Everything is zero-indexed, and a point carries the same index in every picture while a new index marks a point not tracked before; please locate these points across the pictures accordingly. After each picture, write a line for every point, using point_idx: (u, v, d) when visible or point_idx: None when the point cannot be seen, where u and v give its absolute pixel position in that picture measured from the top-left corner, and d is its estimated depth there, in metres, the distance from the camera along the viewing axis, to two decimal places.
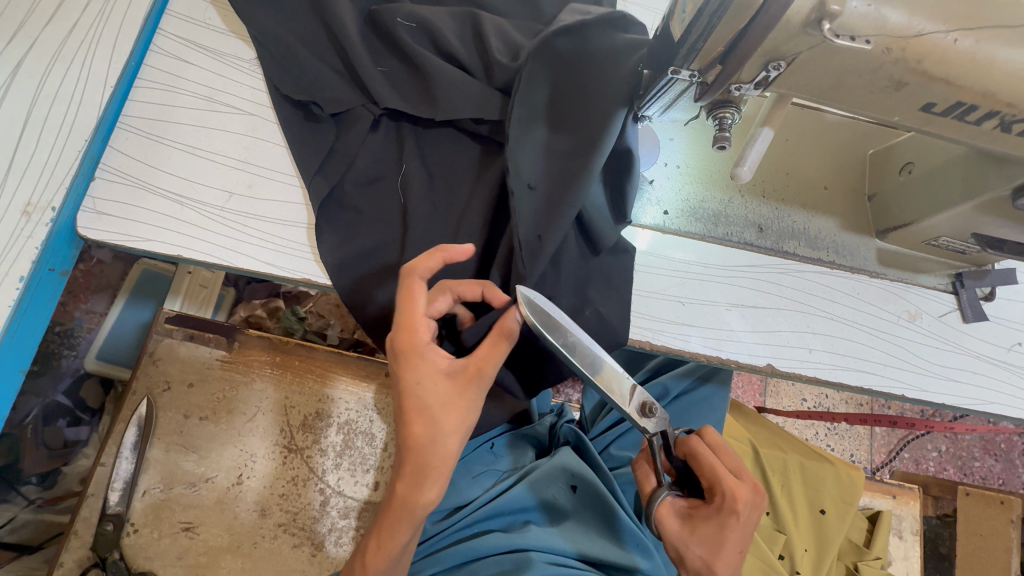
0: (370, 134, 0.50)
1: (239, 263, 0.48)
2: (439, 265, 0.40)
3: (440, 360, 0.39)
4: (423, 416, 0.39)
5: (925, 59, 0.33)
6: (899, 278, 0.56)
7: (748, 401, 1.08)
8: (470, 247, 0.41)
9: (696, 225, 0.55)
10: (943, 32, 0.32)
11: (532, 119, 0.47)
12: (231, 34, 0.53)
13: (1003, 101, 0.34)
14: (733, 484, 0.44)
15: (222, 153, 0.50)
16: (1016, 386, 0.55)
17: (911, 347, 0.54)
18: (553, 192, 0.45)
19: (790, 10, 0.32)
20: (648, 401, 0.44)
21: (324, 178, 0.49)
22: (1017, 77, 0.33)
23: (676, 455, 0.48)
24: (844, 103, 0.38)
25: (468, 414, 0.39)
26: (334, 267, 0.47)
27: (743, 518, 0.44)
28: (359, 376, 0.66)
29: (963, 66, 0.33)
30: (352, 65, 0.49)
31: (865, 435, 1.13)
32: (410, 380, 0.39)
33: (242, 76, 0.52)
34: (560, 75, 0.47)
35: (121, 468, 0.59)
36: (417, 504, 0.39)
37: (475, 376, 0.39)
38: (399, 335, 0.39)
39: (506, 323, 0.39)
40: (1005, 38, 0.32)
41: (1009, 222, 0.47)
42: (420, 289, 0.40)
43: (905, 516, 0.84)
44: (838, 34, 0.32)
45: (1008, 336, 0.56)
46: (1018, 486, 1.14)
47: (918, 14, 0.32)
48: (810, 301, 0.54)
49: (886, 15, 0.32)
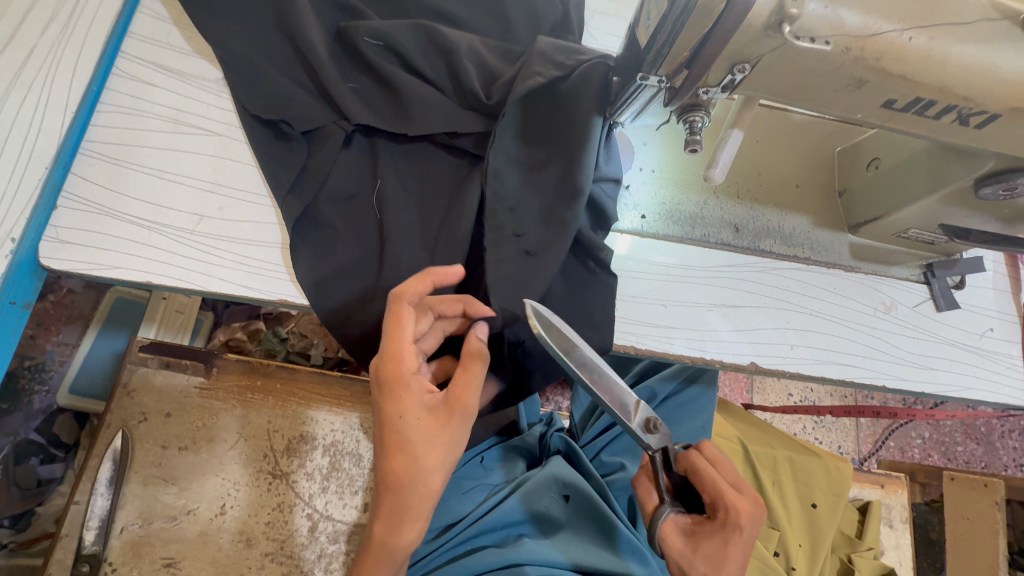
0: (343, 151, 0.49)
1: (213, 286, 0.46)
2: (428, 288, 0.41)
3: (424, 393, 0.40)
4: (406, 446, 0.39)
5: (883, 57, 0.34)
6: (873, 271, 0.57)
7: (735, 399, 1.09)
8: (460, 270, 0.42)
9: (673, 228, 0.55)
10: (897, 31, 0.33)
11: (508, 163, 0.48)
12: (196, 54, 0.52)
13: (959, 95, 0.35)
14: (735, 498, 0.44)
15: (191, 176, 0.49)
16: (991, 371, 0.56)
17: (889, 337, 0.55)
18: (540, 234, 0.47)
19: (751, 15, 0.32)
20: (651, 417, 0.44)
21: (297, 197, 0.48)
22: (970, 72, 0.34)
23: (676, 471, 0.48)
24: (809, 103, 0.38)
25: (450, 451, 0.40)
26: (312, 286, 0.46)
27: (745, 533, 0.44)
28: (343, 395, 0.65)
29: (919, 62, 0.34)
30: (321, 82, 0.49)
31: (851, 426, 1.15)
32: (394, 413, 0.39)
33: (209, 97, 0.51)
34: (528, 110, 0.48)
35: (97, 505, 0.57)
36: (395, 546, 0.40)
37: (454, 410, 0.40)
38: (383, 363, 0.40)
39: (473, 345, 0.42)
40: (953, 36, 0.33)
41: (972, 210, 0.49)
42: (409, 314, 0.41)
43: (894, 505, 0.85)
44: (798, 36, 0.33)
45: (980, 323, 0.57)
46: (1000, 468, 1.16)
47: (872, 15, 0.33)
48: (788, 297, 0.55)
49: (842, 17, 0.33)
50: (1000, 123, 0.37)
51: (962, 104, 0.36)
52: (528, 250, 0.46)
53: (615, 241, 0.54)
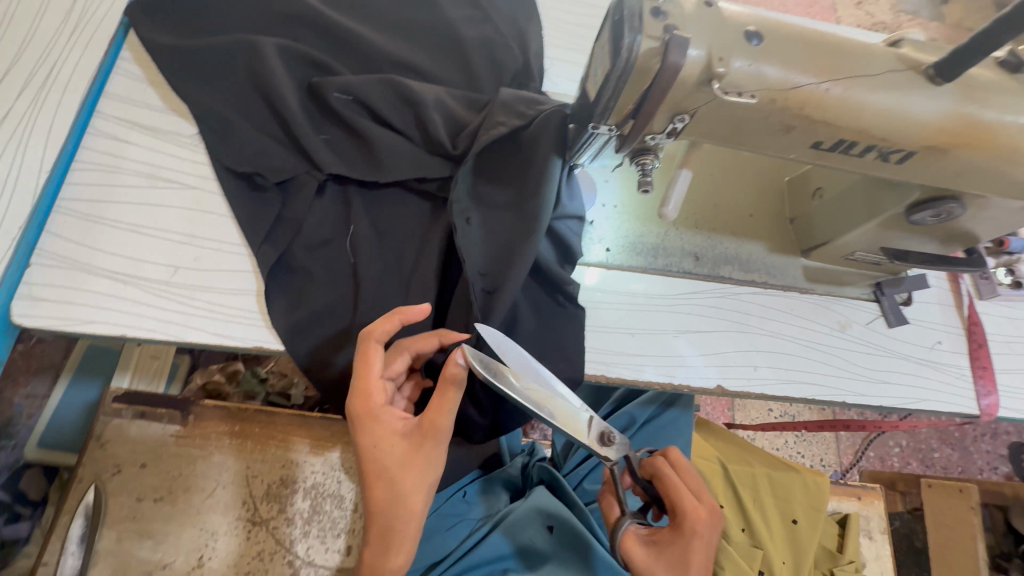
0: (316, 200, 0.51)
1: (189, 336, 0.47)
2: (397, 327, 0.43)
3: (396, 422, 0.42)
4: (384, 472, 0.41)
5: (805, 105, 0.38)
6: (827, 292, 0.60)
7: (717, 417, 1.11)
8: (426, 307, 0.43)
9: (637, 259, 0.58)
10: (815, 83, 0.37)
11: (473, 206, 0.50)
12: (171, 111, 0.54)
13: (877, 137, 0.39)
14: (694, 505, 0.46)
15: (166, 228, 0.50)
16: (943, 382, 0.59)
17: (846, 355, 0.58)
18: (502, 271, 0.48)
19: (683, 73, 0.36)
20: (607, 430, 0.46)
21: (272, 246, 0.49)
22: (883, 116, 0.38)
23: (642, 478, 0.50)
24: (747, 146, 0.42)
25: (427, 472, 0.41)
26: (288, 332, 0.47)
27: (704, 538, 0.45)
28: (324, 436, 0.64)
29: (839, 108, 0.38)
30: (294, 134, 0.51)
31: (831, 438, 1.17)
32: (369, 444, 0.42)
33: (184, 151, 0.53)
34: (491, 160, 0.52)
35: (68, 562, 0.57)
36: (385, 569, 0.42)
37: (427, 433, 0.41)
38: (354, 400, 0.42)
39: (451, 371, 0.40)
40: (864, 86, 0.37)
41: (909, 233, 0.52)
42: (376, 351, 0.43)
43: (872, 516, 0.87)
44: (727, 91, 0.37)
45: (930, 336, 0.61)
46: (977, 472, 1.20)
47: (792, 69, 0.37)
48: (749, 320, 0.58)
49: (765, 73, 0.36)
50: (914, 159, 0.41)
51: (881, 144, 0.40)
52: (490, 288, 0.48)
53: (583, 274, 0.57)
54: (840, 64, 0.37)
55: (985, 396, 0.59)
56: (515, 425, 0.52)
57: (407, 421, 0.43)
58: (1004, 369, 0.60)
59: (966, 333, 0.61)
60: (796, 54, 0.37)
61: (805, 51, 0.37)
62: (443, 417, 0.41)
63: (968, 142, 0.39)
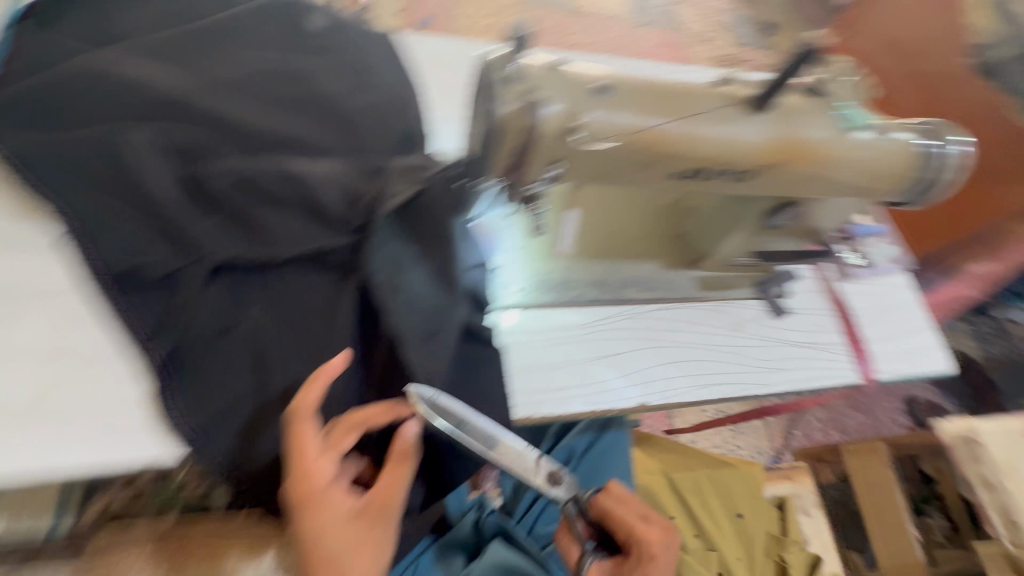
0: (206, 289, 0.48)
1: (72, 461, 0.43)
2: (320, 397, 0.43)
3: (342, 502, 0.43)
4: (332, 555, 0.42)
5: (658, 144, 0.43)
6: (721, 296, 0.67)
7: (659, 428, 1.17)
8: (344, 359, 0.45)
9: (548, 295, 0.60)
10: (663, 123, 0.42)
11: (393, 267, 0.50)
12: (31, 217, 0.50)
13: (722, 162, 0.45)
14: (643, 530, 0.47)
15: (34, 346, 0.46)
16: (828, 359, 0.67)
17: (745, 351, 0.64)
18: (433, 328, 0.49)
19: (548, 129, 0.40)
20: (553, 469, 0.48)
21: (160, 344, 0.46)
22: (723, 145, 0.44)
23: (591, 518, 0.50)
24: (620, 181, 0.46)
25: (376, 546, 0.43)
26: (190, 433, 0.44)
27: (662, 560, 0.47)
28: (253, 545, 0.55)
29: (687, 143, 0.43)
30: (173, 224, 0.49)
31: (761, 426, 1.27)
32: (315, 526, 0.42)
33: (49, 259, 0.49)
34: (400, 219, 0.52)
35: None
36: None
37: (376, 511, 0.43)
38: (296, 484, 0.42)
39: (404, 447, 0.44)
40: (702, 121, 0.43)
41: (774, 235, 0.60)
42: (310, 432, 0.43)
43: (806, 492, 0.94)
44: (589, 139, 0.41)
45: (809, 321, 0.69)
46: (885, 430, 1.34)
47: (641, 114, 0.42)
48: (659, 335, 0.62)
49: (619, 120, 0.41)
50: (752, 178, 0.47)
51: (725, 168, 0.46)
52: (426, 333, 0.49)
53: (501, 318, 0.59)
54: (680, 104, 0.43)
55: (861, 365, 0.67)
56: (462, 476, 0.51)
57: (356, 499, 0.44)
58: (873, 339, 0.69)
59: (837, 313, 0.70)
60: (643, 100, 0.42)
61: (650, 97, 0.42)
62: (394, 492, 0.43)
63: (789, 160, 0.46)
